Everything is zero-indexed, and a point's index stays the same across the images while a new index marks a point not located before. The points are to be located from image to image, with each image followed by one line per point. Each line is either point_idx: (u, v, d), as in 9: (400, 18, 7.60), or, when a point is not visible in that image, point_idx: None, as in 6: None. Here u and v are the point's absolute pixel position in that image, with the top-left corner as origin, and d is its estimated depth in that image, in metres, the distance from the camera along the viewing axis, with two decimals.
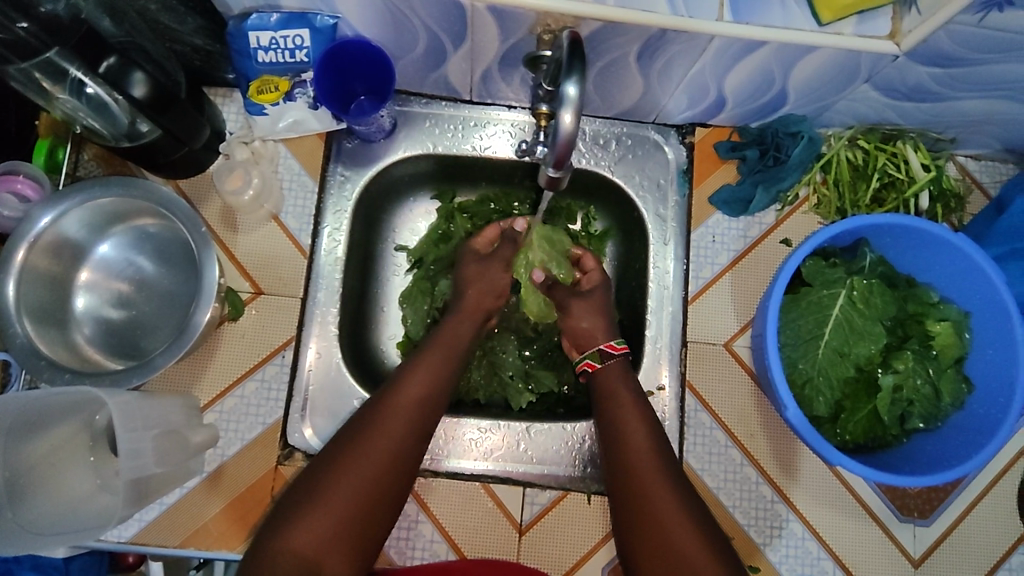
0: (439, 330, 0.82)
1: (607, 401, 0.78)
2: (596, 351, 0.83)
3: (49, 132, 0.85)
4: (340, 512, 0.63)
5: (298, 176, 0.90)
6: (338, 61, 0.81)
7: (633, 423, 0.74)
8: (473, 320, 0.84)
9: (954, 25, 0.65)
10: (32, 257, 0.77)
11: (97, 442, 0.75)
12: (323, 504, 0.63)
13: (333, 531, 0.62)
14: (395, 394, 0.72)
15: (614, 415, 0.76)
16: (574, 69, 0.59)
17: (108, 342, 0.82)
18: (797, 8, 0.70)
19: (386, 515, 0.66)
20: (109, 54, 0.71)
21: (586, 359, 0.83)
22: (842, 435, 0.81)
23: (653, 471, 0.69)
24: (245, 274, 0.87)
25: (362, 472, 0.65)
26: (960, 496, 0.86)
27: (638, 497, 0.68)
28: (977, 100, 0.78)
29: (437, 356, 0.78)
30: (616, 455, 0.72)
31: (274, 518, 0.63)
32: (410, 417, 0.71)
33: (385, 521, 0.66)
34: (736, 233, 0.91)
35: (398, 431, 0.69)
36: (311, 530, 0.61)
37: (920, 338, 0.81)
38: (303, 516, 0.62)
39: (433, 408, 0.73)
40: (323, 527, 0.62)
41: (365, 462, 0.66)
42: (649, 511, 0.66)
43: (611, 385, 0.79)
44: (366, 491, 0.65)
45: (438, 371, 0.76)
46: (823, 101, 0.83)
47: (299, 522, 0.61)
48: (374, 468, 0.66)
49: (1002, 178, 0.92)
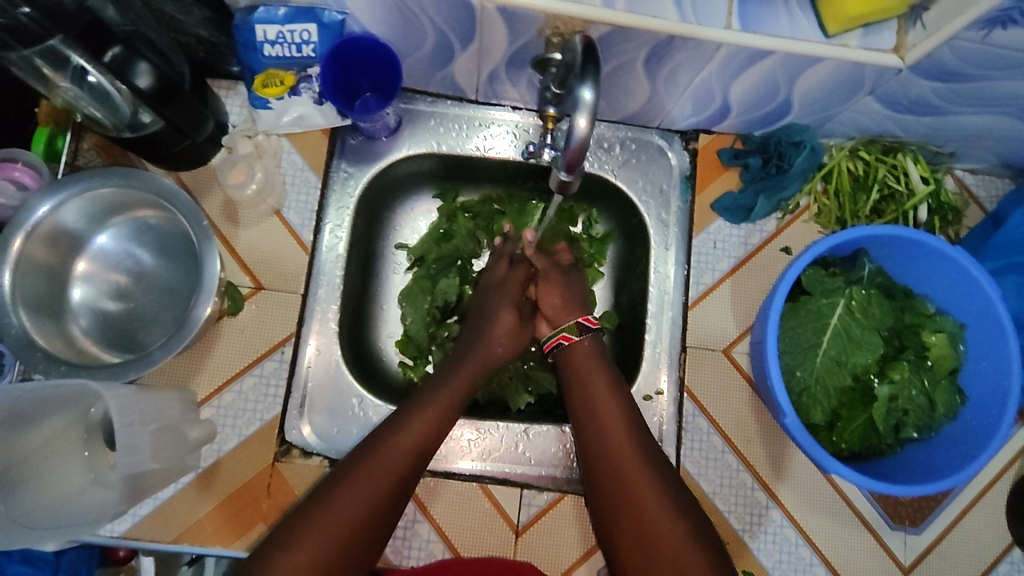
0: (461, 359, 0.81)
1: (581, 390, 0.78)
2: (573, 323, 0.83)
3: (49, 120, 0.84)
4: (331, 544, 0.60)
5: (301, 171, 0.89)
6: (345, 57, 0.80)
7: (612, 418, 0.74)
8: (493, 358, 0.83)
9: (959, 41, 0.65)
10: (29, 247, 0.76)
11: (91, 436, 0.74)
12: (313, 536, 0.60)
13: (323, 564, 0.59)
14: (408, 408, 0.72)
15: (600, 414, 0.75)
16: (588, 74, 0.59)
17: (105, 335, 0.81)
18: (805, 20, 0.70)
19: (372, 551, 0.64)
20: (114, 44, 0.69)
21: (563, 333, 0.83)
22: (839, 443, 0.82)
23: (638, 465, 0.69)
24: (246, 268, 0.87)
25: (356, 507, 0.63)
26: (950, 505, 0.87)
27: (623, 499, 0.67)
28: (976, 116, 0.79)
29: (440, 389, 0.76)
30: (594, 449, 0.73)
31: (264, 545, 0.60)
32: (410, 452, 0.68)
33: (371, 555, 0.64)
34: (737, 240, 0.91)
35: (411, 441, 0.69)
36: (299, 562, 0.58)
37: (916, 350, 0.82)
38: (292, 545, 0.59)
39: (432, 445, 0.71)
40: (313, 556, 0.59)
41: (358, 500, 0.63)
42: (634, 507, 0.66)
43: (584, 373, 0.79)
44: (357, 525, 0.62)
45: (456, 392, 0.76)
46: (826, 112, 0.84)
47: (290, 551, 0.59)
48: (367, 505, 0.63)
49: (998, 193, 0.93)
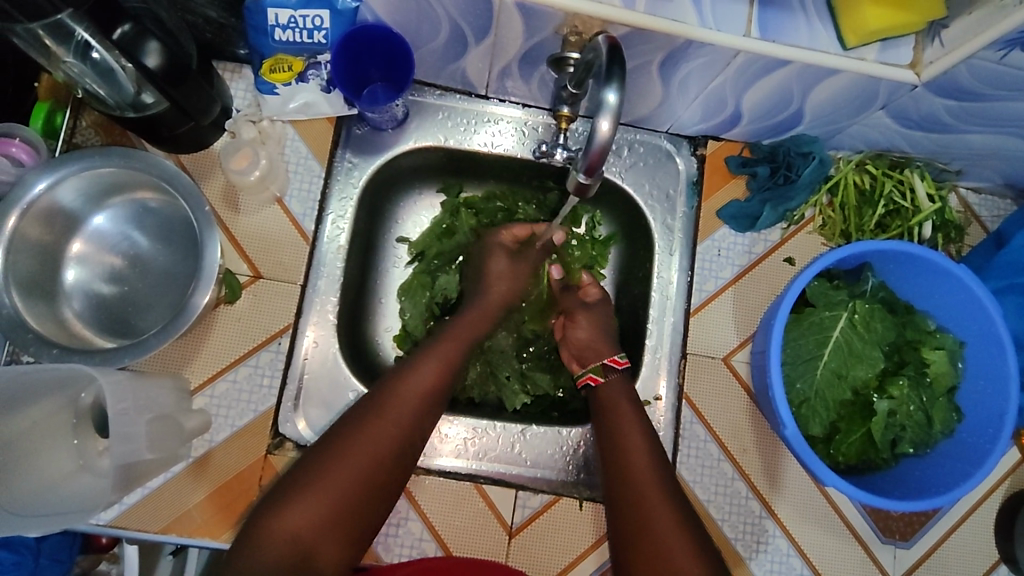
0: (453, 325, 0.81)
1: (606, 414, 0.79)
2: (598, 365, 0.83)
3: (50, 95, 0.82)
4: (332, 503, 0.63)
5: (305, 159, 0.88)
6: (356, 44, 0.79)
7: (633, 438, 0.74)
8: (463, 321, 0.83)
9: (977, 59, 0.66)
10: (23, 225, 0.73)
11: (80, 421, 0.74)
12: (317, 493, 0.62)
13: (325, 523, 0.62)
14: (408, 380, 0.72)
15: (618, 435, 0.75)
16: (613, 75, 0.58)
17: (98, 318, 0.80)
18: (823, 31, 0.70)
19: (374, 515, 0.66)
20: (124, 20, 0.68)
21: (590, 372, 0.83)
22: (836, 456, 0.83)
23: (649, 482, 0.70)
24: (244, 256, 0.85)
25: (359, 470, 0.65)
26: (940, 521, 0.88)
27: (641, 522, 0.67)
28: (985, 135, 0.79)
29: (448, 348, 0.77)
30: (613, 469, 0.73)
31: (269, 498, 0.63)
32: (412, 416, 0.70)
33: (373, 520, 0.66)
34: (741, 248, 0.91)
35: (404, 418, 0.69)
36: (301, 519, 0.61)
37: (915, 365, 0.83)
38: (298, 503, 0.61)
39: (433, 407, 0.72)
40: (317, 513, 0.62)
41: (360, 462, 0.65)
42: (650, 529, 0.66)
43: (609, 398, 0.80)
44: (360, 487, 0.64)
45: (450, 362, 0.76)
46: (835, 124, 0.84)
47: (296, 506, 0.61)
48: (365, 476, 0.65)
49: (1001, 213, 0.94)
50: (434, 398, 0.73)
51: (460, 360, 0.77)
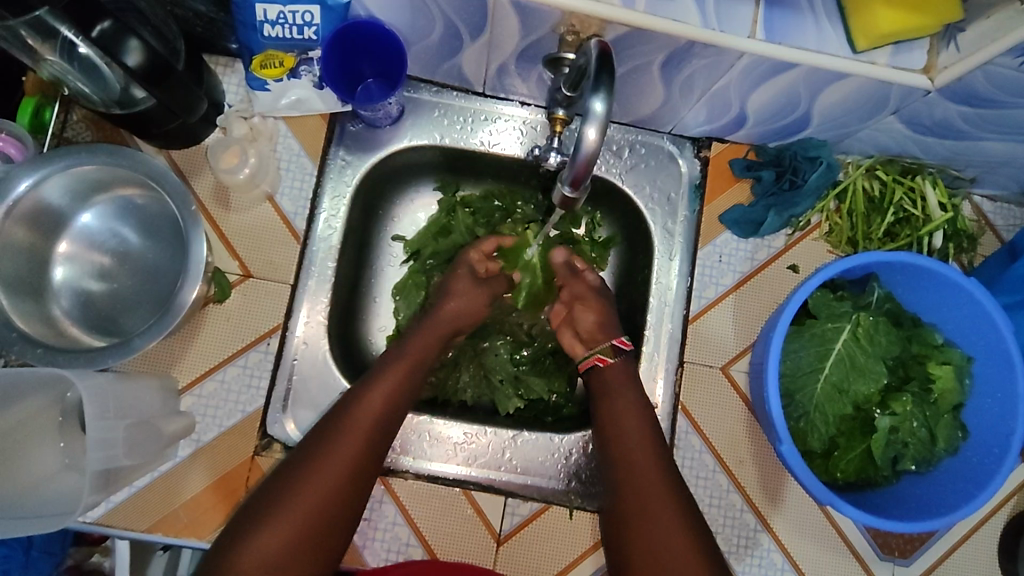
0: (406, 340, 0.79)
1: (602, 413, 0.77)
2: (608, 345, 0.81)
3: (37, 91, 0.81)
4: (298, 526, 0.63)
5: (296, 156, 0.86)
6: (348, 41, 0.78)
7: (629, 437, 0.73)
8: (443, 332, 0.82)
9: (994, 66, 0.62)
10: (9, 224, 0.72)
11: (67, 418, 0.73)
12: (277, 520, 0.63)
13: (291, 547, 0.63)
14: (360, 400, 0.72)
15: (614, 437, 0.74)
16: (602, 84, 0.56)
17: (86, 317, 0.79)
18: (833, 33, 0.67)
19: (342, 536, 0.67)
20: (103, 18, 0.66)
21: (599, 354, 0.81)
22: (834, 473, 0.80)
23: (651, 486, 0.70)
24: (234, 254, 0.84)
25: (320, 490, 0.66)
26: (942, 537, 0.85)
27: (639, 529, 0.68)
28: (1000, 142, 0.76)
29: (407, 359, 0.77)
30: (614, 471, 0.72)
31: (234, 530, 0.64)
32: (366, 436, 0.70)
33: (341, 541, 0.67)
34: (743, 254, 0.88)
35: (358, 439, 0.69)
36: (263, 548, 0.62)
37: (920, 381, 0.80)
38: (256, 533, 0.62)
39: (389, 426, 0.72)
40: (277, 540, 0.62)
41: (318, 487, 0.66)
42: (649, 534, 0.67)
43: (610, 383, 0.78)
44: (319, 511, 0.65)
45: (405, 377, 0.75)
46: (845, 129, 0.81)
47: (253, 537, 0.62)
48: (322, 500, 0.65)
49: (1016, 222, 0.90)
50: (392, 414, 0.73)
51: (418, 372, 0.77)
